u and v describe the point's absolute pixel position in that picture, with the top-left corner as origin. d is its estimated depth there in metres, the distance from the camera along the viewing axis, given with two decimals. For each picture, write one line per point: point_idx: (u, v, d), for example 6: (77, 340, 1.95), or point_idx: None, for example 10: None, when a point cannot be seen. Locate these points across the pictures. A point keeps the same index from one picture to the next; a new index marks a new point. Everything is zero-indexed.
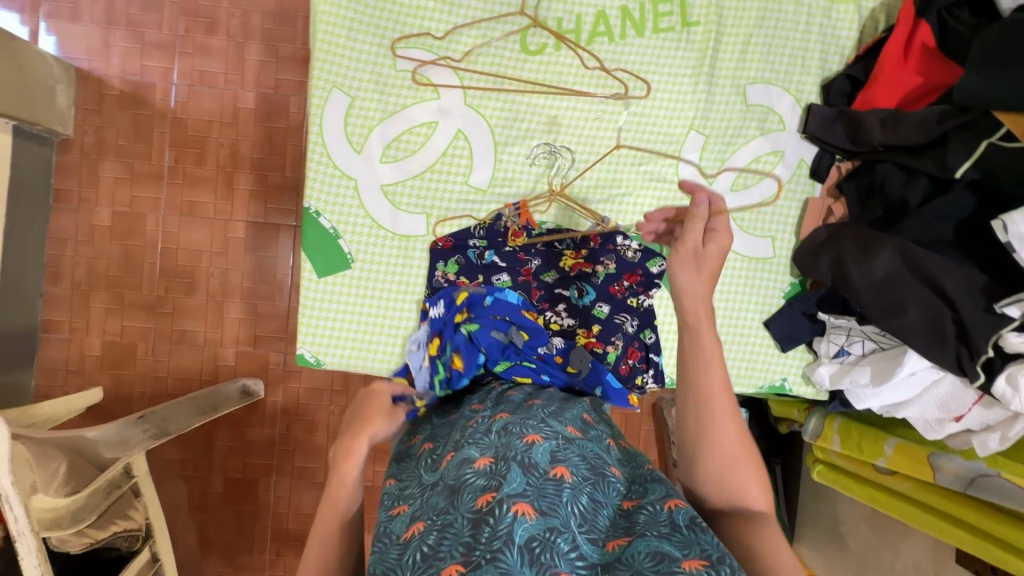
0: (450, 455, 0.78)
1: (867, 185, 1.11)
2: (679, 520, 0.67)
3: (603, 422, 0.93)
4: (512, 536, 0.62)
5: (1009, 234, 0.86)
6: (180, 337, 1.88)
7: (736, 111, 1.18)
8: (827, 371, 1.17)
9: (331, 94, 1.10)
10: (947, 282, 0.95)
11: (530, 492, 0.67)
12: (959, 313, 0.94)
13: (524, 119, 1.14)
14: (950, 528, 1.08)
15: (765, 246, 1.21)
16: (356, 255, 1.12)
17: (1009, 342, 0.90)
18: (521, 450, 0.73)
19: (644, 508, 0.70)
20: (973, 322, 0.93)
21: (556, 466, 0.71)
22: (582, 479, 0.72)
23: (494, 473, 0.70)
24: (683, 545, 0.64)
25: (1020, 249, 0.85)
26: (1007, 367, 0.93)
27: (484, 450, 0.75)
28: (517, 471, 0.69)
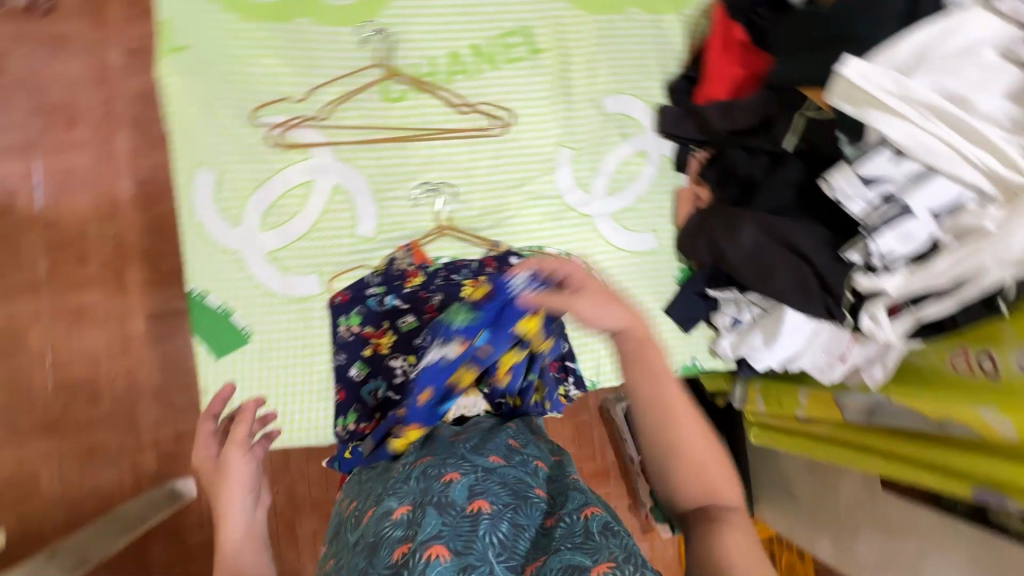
0: (372, 511, 0.78)
1: (724, 169, 1.21)
2: (592, 527, 0.69)
3: (532, 445, 0.92)
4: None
5: (834, 190, 0.98)
6: (90, 453, 1.72)
7: (597, 123, 1.28)
8: (728, 342, 1.26)
9: (196, 172, 1.08)
10: (800, 242, 1.06)
11: (445, 533, 0.66)
12: (816, 267, 1.05)
13: (399, 163, 1.17)
14: (863, 458, 1.18)
15: (650, 240, 1.30)
16: (253, 329, 1.09)
17: (860, 283, 1.00)
18: (437, 491, 0.73)
19: (562, 523, 0.71)
20: (830, 272, 1.04)
21: (473, 500, 0.71)
22: (502, 507, 0.72)
23: (410, 521, 0.70)
24: (592, 551, 0.65)
25: (846, 203, 0.97)
26: (865, 305, 1.04)
27: (403, 499, 0.75)
28: (432, 513, 0.69)
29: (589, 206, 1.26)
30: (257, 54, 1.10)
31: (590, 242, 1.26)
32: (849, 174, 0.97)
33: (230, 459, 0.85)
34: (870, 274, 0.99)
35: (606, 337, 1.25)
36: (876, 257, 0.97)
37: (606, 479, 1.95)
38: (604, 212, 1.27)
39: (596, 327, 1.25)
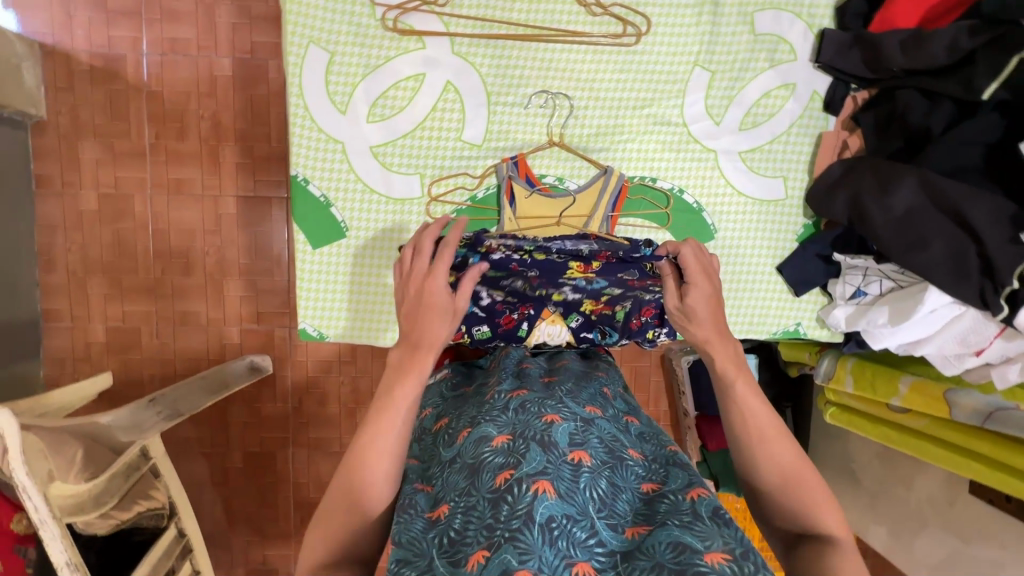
0: (466, 432, 0.78)
1: (887, 114, 1.04)
2: (700, 509, 0.64)
3: (620, 399, 0.93)
4: (532, 515, 0.60)
5: None
6: (183, 318, 1.86)
7: (744, 43, 1.10)
8: (842, 314, 1.14)
9: (308, 50, 1.02)
10: (971, 213, 0.90)
11: (549, 470, 0.66)
12: (984, 245, 0.90)
13: (517, 65, 1.06)
14: (967, 462, 1.08)
15: (777, 187, 1.15)
16: (350, 223, 1.08)
17: None
18: (539, 429, 0.72)
19: (666, 498, 0.67)
20: (997, 256, 0.89)
21: (574, 450, 0.70)
22: (601, 463, 0.70)
23: (511, 450, 0.69)
24: (704, 535, 0.60)
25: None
26: None
27: (501, 428, 0.74)
28: (535, 448, 0.69)
29: (715, 140, 1.12)
30: None
31: (709, 180, 1.13)
32: None
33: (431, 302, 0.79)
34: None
35: None
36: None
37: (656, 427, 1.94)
38: (731, 149, 1.13)
39: None
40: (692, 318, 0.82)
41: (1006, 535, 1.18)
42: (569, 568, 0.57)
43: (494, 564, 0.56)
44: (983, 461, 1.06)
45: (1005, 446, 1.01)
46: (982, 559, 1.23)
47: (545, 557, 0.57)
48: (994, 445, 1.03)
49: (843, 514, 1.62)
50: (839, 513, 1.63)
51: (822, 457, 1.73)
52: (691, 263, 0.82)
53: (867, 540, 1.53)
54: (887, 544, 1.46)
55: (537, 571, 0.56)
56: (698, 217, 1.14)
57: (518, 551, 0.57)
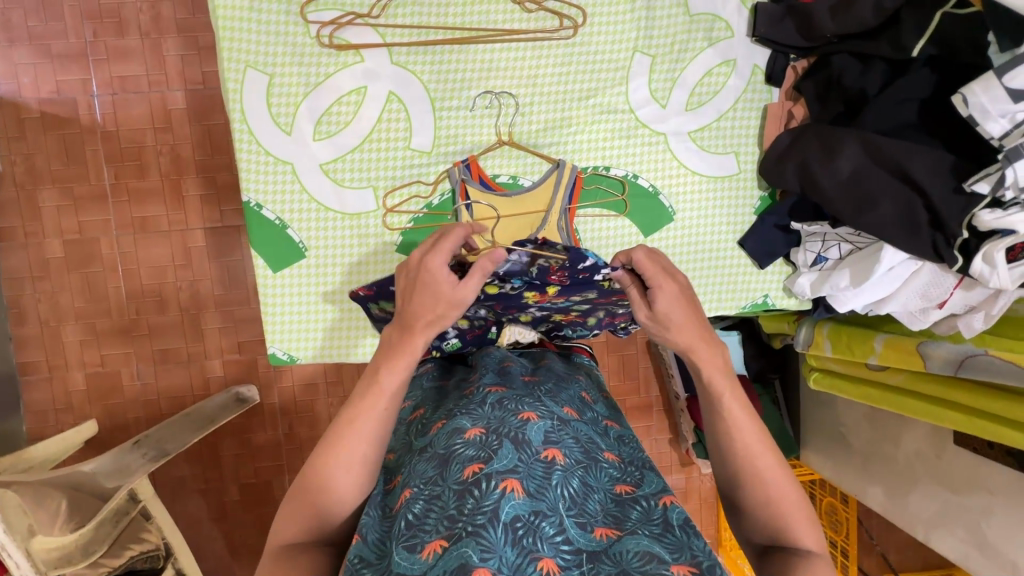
0: (441, 423, 0.77)
1: (826, 81, 1.05)
2: (672, 519, 0.65)
3: (601, 403, 0.91)
4: (497, 513, 0.60)
5: (969, 106, 0.82)
6: (163, 356, 1.84)
7: (680, 24, 1.11)
8: (807, 281, 1.15)
9: (246, 74, 1.02)
10: (914, 168, 0.91)
11: (520, 469, 0.65)
12: (929, 198, 0.92)
13: (458, 69, 1.06)
14: (946, 413, 1.09)
15: (729, 163, 1.16)
16: (308, 244, 1.07)
17: (982, 220, 0.87)
18: (515, 426, 0.71)
19: (638, 505, 0.68)
20: (944, 206, 0.90)
21: (548, 447, 0.70)
22: (574, 463, 0.70)
23: (483, 444, 0.69)
24: (673, 548, 0.61)
25: (982, 121, 0.81)
26: (982, 247, 0.90)
27: (476, 420, 0.74)
28: (507, 445, 0.68)
29: (663, 123, 1.13)
30: None
31: (661, 163, 1.14)
32: (991, 86, 0.79)
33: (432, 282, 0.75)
34: (996, 210, 0.86)
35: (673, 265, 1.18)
36: (1011, 191, 0.81)
37: (649, 413, 1.94)
38: (679, 131, 1.14)
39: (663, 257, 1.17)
40: (665, 323, 0.77)
41: (993, 481, 1.19)
42: (534, 564, 0.56)
43: (453, 555, 0.57)
44: (960, 409, 1.07)
45: (978, 392, 1.03)
46: (972, 507, 1.24)
47: (505, 555, 0.57)
48: (969, 392, 1.05)
49: (839, 478, 1.63)
50: (835, 478, 1.65)
51: (813, 424, 1.74)
52: (646, 271, 0.76)
53: (864, 501, 1.55)
54: (883, 503, 1.47)
55: (496, 570, 0.56)
56: (654, 200, 1.15)
57: (479, 546, 0.57)
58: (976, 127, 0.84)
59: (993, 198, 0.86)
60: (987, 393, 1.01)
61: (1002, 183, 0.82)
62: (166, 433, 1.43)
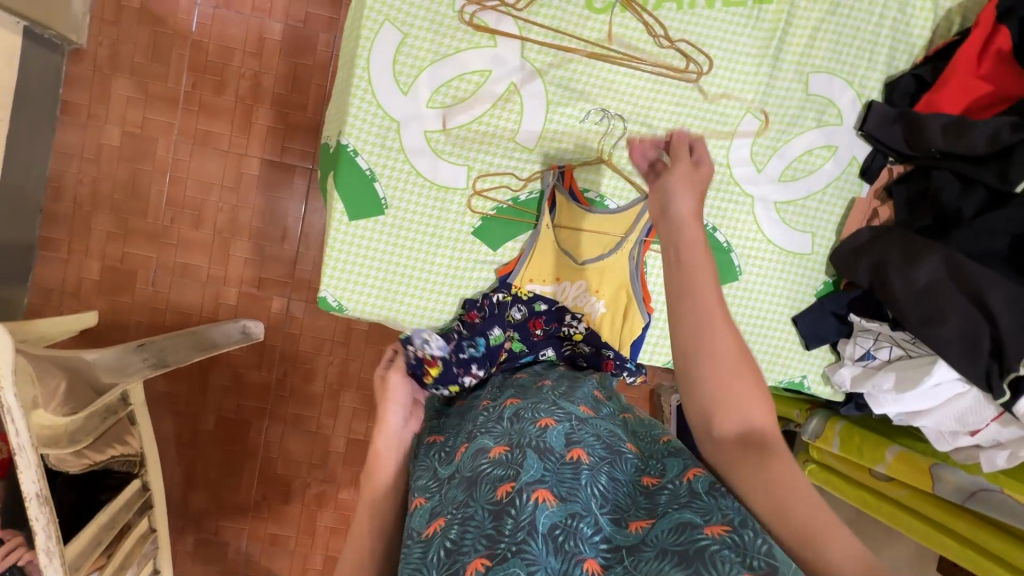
0: (464, 447, 0.79)
1: (919, 191, 1.09)
2: (697, 487, 0.64)
3: (614, 400, 0.91)
4: (534, 526, 0.64)
5: None
6: (183, 270, 1.83)
7: (796, 99, 1.15)
8: (848, 373, 1.17)
9: (382, 27, 1.04)
10: (991, 296, 0.94)
11: (548, 478, 0.69)
12: (997, 329, 0.94)
13: (580, 80, 1.09)
14: (939, 537, 1.10)
15: (804, 241, 1.18)
16: (391, 202, 1.08)
17: None
18: (534, 435, 0.74)
19: (665, 488, 0.66)
20: (1006, 341, 0.93)
21: (571, 448, 0.72)
22: (599, 459, 0.71)
23: (509, 463, 0.72)
24: (703, 511, 0.61)
25: None
26: None
27: (498, 439, 0.77)
28: (533, 461, 0.71)
29: (755, 186, 1.16)
30: None
31: (743, 223, 1.16)
32: None
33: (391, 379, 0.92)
34: None
35: None
36: None
37: None
38: (767, 198, 1.16)
39: None
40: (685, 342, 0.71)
41: None
42: (580, 567, 0.60)
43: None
44: (955, 537, 1.08)
45: (978, 525, 1.04)
46: None
47: (550, 566, 0.61)
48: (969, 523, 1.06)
49: None
50: None
51: None
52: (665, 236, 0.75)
53: None
54: None
55: None
56: (726, 256, 1.17)
57: (524, 563, 0.60)
58: None
59: None
60: (989, 529, 1.02)
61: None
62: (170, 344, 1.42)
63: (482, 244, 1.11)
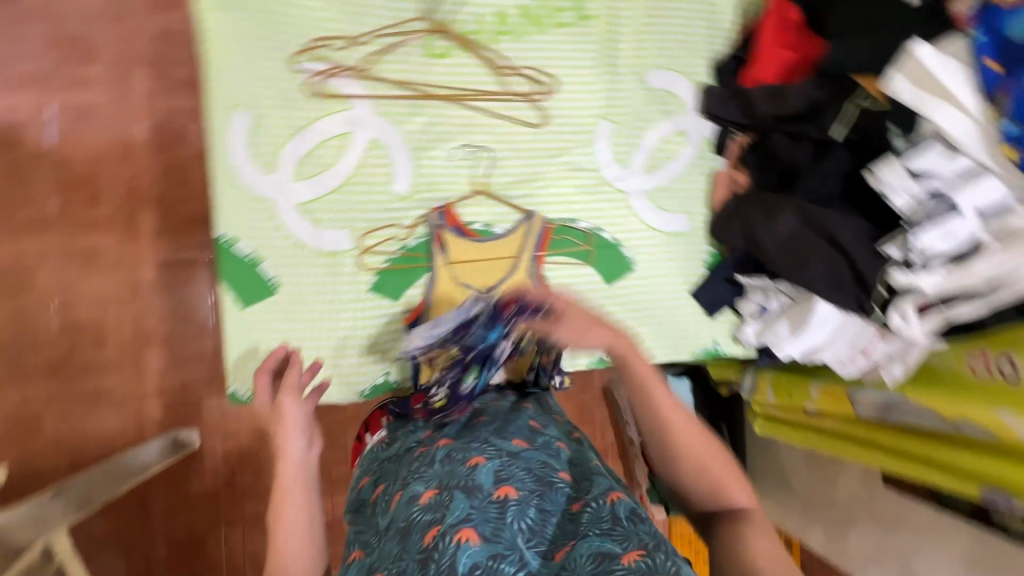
0: (399, 494, 0.84)
1: (765, 153, 1.19)
2: (619, 513, 0.74)
3: (554, 427, 0.95)
4: (455, 565, 0.67)
5: (880, 182, 0.97)
6: (96, 397, 1.70)
7: (640, 97, 1.25)
8: (752, 329, 1.26)
9: (232, 114, 1.05)
10: (839, 232, 1.05)
11: (474, 517, 0.72)
12: (853, 260, 1.05)
13: (439, 123, 1.14)
14: (873, 453, 1.20)
15: (682, 221, 1.28)
16: (282, 279, 1.07)
17: (895, 279, 1.00)
18: (464, 476, 0.79)
19: (590, 508, 0.76)
20: (865, 268, 1.04)
21: (500, 487, 0.77)
22: (528, 493, 0.77)
23: (437, 506, 0.76)
24: (622, 539, 0.70)
25: (890, 196, 0.97)
26: (895, 301, 1.03)
27: (429, 483, 0.81)
28: (462, 500, 0.75)
29: (625, 181, 1.24)
30: None
31: (623, 217, 1.24)
32: (896, 168, 0.96)
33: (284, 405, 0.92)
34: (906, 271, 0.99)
35: (630, 315, 1.25)
36: (917, 254, 0.96)
37: None
38: (640, 189, 1.25)
39: (622, 304, 1.24)
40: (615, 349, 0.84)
41: (918, 519, 1.29)
42: None
43: None
44: (885, 451, 1.18)
45: (900, 436, 1.13)
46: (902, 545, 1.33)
47: None
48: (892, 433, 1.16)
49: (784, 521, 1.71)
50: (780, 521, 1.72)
51: (760, 469, 1.83)
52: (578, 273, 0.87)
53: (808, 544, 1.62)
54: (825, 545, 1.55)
55: None
56: (615, 251, 1.23)
57: None
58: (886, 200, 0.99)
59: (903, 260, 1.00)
60: (910, 436, 1.11)
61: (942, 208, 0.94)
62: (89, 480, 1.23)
63: (383, 298, 1.11)
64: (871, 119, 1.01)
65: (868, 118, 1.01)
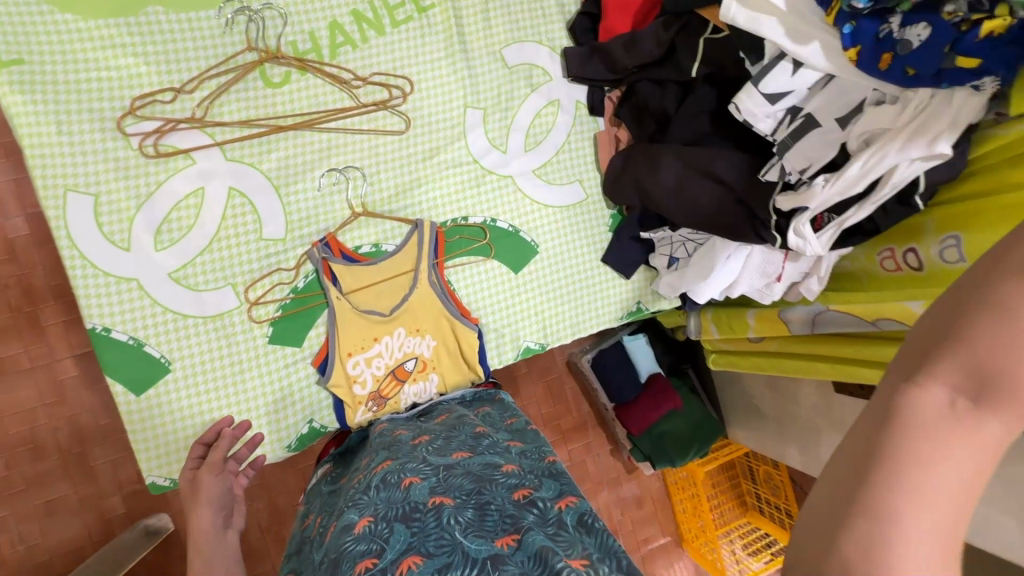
0: (337, 528, 0.77)
1: (638, 106, 1.18)
2: (565, 519, 0.68)
3: (497, 433, 0.98)
4: None
5: (742, 112, 0.96)
6: (48, 509, 1.51)
7: (501, 75, 1.20)
8: (667, 282, 1.25)
9: (66, 198, 0.97)
10: (718, 168, 1.04)
11: (415, 542, 0.66)
12: (737, 194, 1.04)
13: (298, 154, 1.08)
14: (813, 364, 1.21)
15: (576, 191, 1.25)
16: (172, 356, 1.01)
17: (780, 203, 0.97)
18: (400, 501, 0.73)
19: (534, 508, 0.71)
20: (751, 200, 1.03)
21: (434, 496, 0.73)
22: (464, 497, 0.73)
23: (373, 532, 0.70)
24: (564, 544, 0.63)
25: (754, 122, 0.96)
26: (790, 224, 0.98)
27: (365, 512, 0.75)
28: (398, 526, 0.69)
29: (508, 166, 1.21)
30: (108, 54, 0.98)
31: (516, 202, 1.21)
32: (752, 93, 0.93)
33: (202, 481, 0.95)
34: (789, 193, 0.97)
35: (547, 298, 1.23)
36: (794, 175, 0.96)
37: (585, 431, 1.99)
38: (525, 170, 1.22)
39: (536, 289, 1.22)
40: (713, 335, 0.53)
41: None
42: None
43: None
44: (826, 360, 1.19)
45: (837, 343, 1.14)
46: None
47: None
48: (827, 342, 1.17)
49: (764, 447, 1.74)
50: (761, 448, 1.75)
51: (732, 402, 1.85)
52: None
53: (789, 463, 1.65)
54: (802, 461, 1.58)
55: None
56: (517, 237, 1.21)
57: None
58: (752, 127, 0.98)
59: (783, 182, 1.00)
60: (844, 341, 1.12)
61: (795, 121, 0.94)
62: None
63: (285, 347, 1.06)
64: (720, 50, 1.01)
65: (718, 50, 1.01)
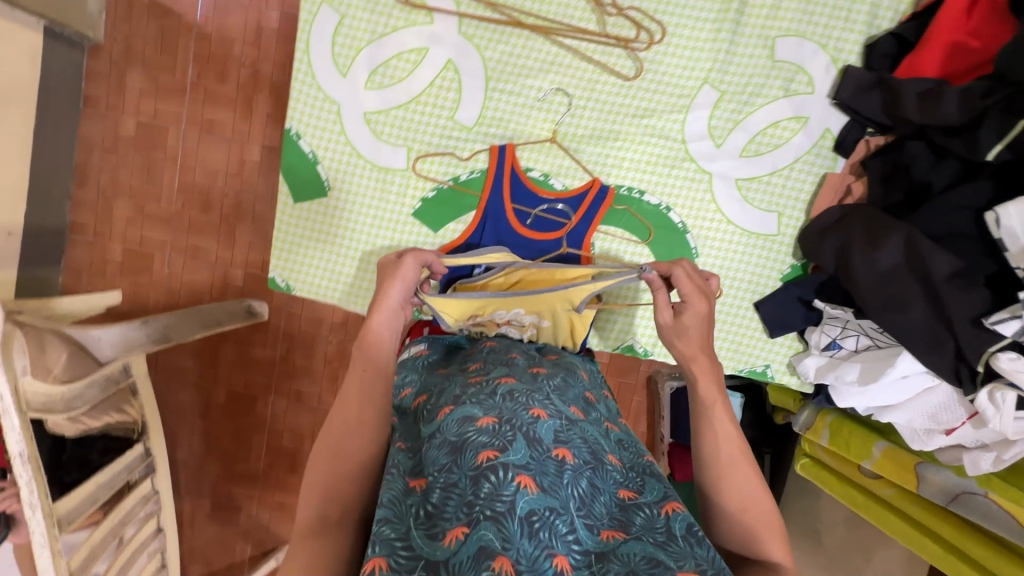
0: (448, 408, 0.65)
1: (893, 164, 0.97)
2: (675, 529, 0.55)
3: (603, 405, 0.82)
4: (512, 505, 0.52)
5: (1000, 229, 0.78)
6: (193, 253, 1.55)
7: (760, 66, 1.06)
8: (813, 363, 1.08)
9: (320, 9, 1.04)
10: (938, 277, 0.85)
11: (532, 466, 0.56)
12: (948, 319, 0.85)
13: (522, 57, 1.05)
14: (926, 542, 0.92)
15: (769, 222, 1.11)
16: (333, 183, 1.10)
17: (998, 361, 0.81)
18: (526, 421, 0.61)
19: (641, 512, 0.58)
20: (964, 337, 0.84)
21: (558, 446, 0.60)
22: (584, 463, 0.60)
23: (497, 433, 0.58)
24: (676, 554, 0.52)
25: (1011, 246, 0.78)
26: (990, 382, 0.84)
27: (488, 410, 0.63)
28: (522, 440, 0.58)
29: (712, 162, 1.09)
30: None
31: (700, 203, 1.10)
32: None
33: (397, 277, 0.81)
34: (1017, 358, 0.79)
35: None
36: None
37: None
38: (727, 174, 1.09)
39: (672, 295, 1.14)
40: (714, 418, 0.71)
41: None
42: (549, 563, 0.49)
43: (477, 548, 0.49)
44: (940, 542, 0.91)
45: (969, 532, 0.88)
46: None
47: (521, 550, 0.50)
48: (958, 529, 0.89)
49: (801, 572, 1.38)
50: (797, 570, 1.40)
51: None
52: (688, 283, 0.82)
53: None
54: None
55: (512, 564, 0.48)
56: (680, 237, 1.11)
57: (501, 535, 0.50)
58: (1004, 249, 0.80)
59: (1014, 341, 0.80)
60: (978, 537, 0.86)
61: None
62: (173, 321, 1.23)
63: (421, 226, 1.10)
64: None
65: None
